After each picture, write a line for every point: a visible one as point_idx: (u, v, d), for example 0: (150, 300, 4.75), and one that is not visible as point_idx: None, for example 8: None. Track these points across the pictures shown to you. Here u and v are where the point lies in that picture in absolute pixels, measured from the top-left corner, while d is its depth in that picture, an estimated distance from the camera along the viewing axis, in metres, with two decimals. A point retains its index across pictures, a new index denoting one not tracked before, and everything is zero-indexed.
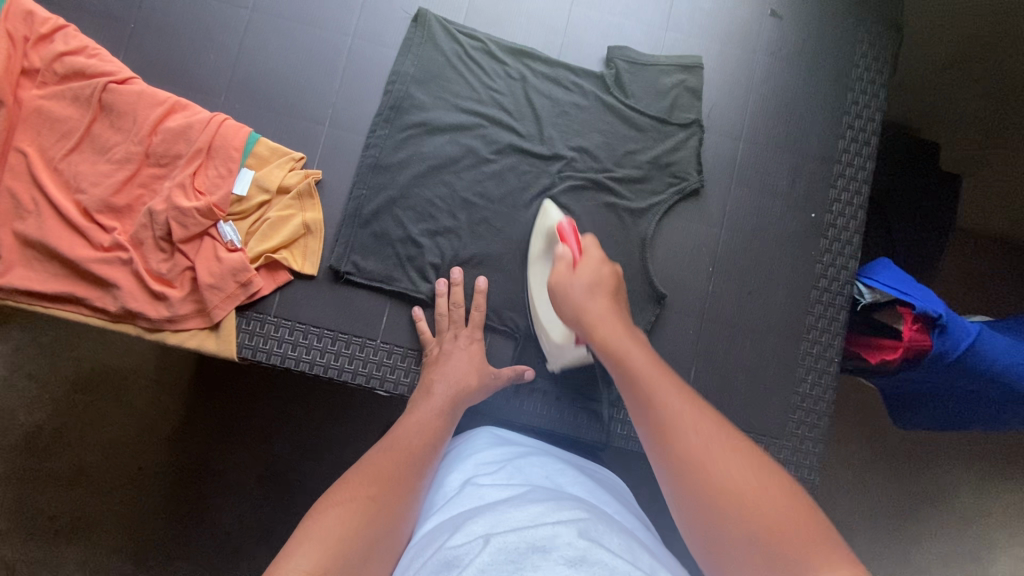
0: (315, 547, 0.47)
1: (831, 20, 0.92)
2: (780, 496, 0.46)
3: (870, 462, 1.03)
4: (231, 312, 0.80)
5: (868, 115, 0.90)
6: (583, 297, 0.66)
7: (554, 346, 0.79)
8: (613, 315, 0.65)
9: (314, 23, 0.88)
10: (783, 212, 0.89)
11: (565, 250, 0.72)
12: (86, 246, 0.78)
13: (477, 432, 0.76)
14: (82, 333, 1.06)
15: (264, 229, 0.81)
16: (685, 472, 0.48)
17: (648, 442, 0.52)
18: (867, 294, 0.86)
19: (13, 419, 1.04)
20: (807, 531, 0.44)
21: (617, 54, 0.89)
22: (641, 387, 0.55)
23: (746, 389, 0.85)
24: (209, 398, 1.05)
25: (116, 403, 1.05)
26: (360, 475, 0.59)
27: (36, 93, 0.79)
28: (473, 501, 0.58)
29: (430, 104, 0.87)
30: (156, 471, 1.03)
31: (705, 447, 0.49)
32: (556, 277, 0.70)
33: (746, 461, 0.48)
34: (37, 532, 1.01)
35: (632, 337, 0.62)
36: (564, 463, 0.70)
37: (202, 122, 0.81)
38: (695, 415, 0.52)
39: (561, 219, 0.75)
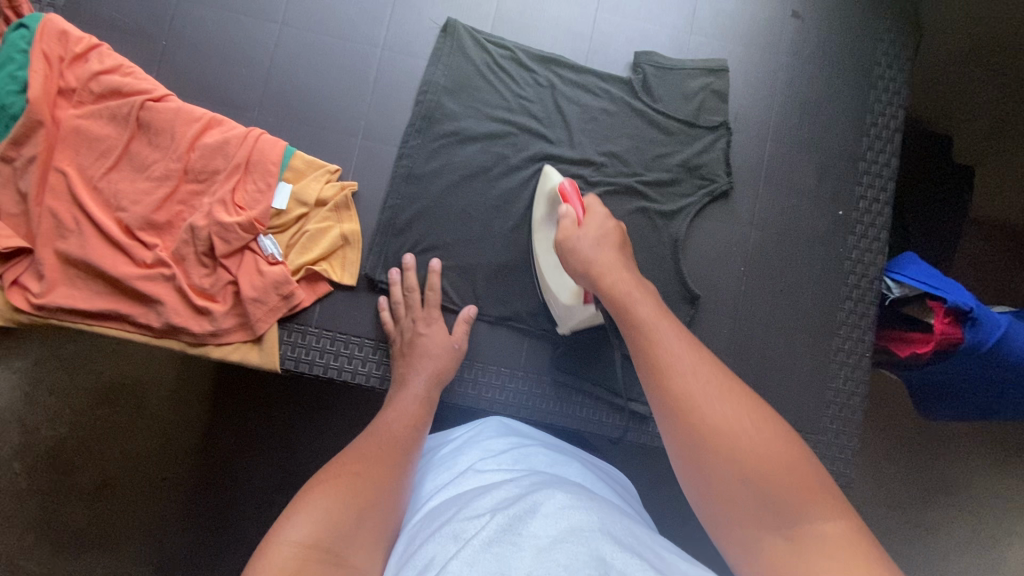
0: (306, 518, 0.50)
1: (852, 19, 0.93)
2: (771, 440, 0.49)
3: (898, 452, 1.04)
4: (273, 325, 0.81)
5: (891, 112, 0.92)
6: (592, 250, 0.70)
7: (564, 307, 0.81)
8: (618, 265, 0.69)
9: (343, 36, 0.88)
10: (811, 210, 0.90)
11: (569, 209, 0.75)
12: (128, 263, 0.79)
13: (487, 419, 0.77)
14: (103, 347, 1.06)
15: (304, 241, 0.82)
16: (685, 412, 0.51)
17: (648, 382, 0.56)
18: (895, 289, 0.88)
19: (36, 433, 1.04)
20: (797, 474, 0.47)
21: (644, 60, 0.90)
22: (645, 334, 0.59)
23: (780, 386, 0.87)
24: (232, 406, 1.06)
25: (141, 415, 1.05)
26: (371, 445, 0.63)
27: (73, 113, 0.80)
28: (477, 482, 0.60)
29: (462, 113, 0.88)
30: (183, 479, 1.05)
31: (705, 389, 0.52)
32: (562, 234, 0.73)
33: (743, 402, 0.51)
34: (64, 545, 1.02)
35: (640, 290, 0.65)
36: (569, 457, 0.71)
37: (239, 137, 0.82)
38: (696, 358, 0.55)
39: (563, 181, 0.78)
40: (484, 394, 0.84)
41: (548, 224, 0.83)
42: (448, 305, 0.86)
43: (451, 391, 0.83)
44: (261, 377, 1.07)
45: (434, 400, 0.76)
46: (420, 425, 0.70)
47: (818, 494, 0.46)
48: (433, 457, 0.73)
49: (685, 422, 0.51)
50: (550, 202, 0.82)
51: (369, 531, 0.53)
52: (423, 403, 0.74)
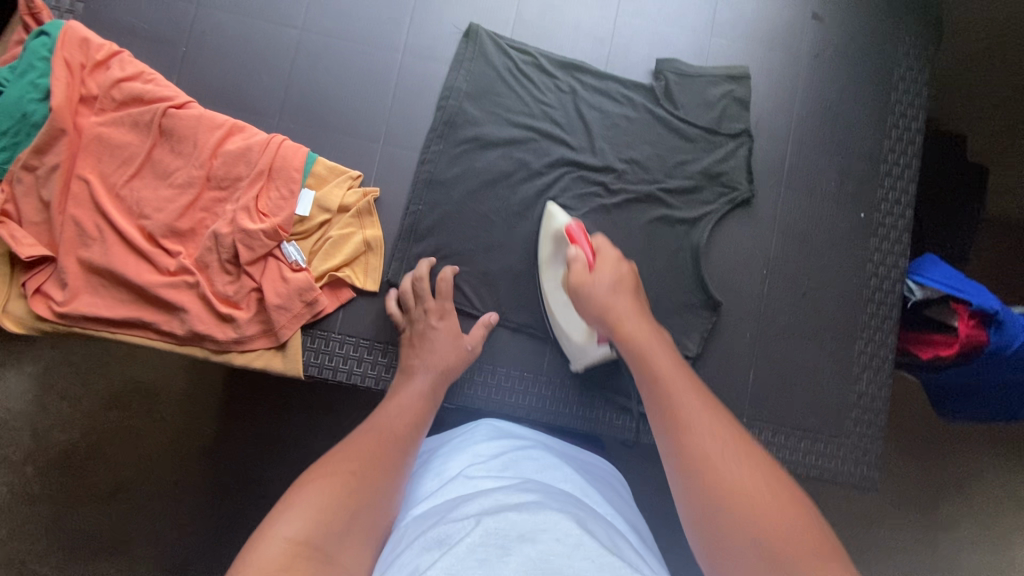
0: (298, 516, 0.49)
1: (873, 21, 0.93)
2: (785, 508, 0.48)
3: (926, 457, 1.01)
4: (297, 332, 0.81)
5: (913, 115, 0.91)
6: (607, 295, 0.69)
7: (577, 345, 0.81)
8: (634, 313, 0.68)
9: (364, 41, 0.88)
10: (833, 214, 0.90)
11: (580, 252, 0.73)
12: (151, 271, 0.79)
13: (479, 423, 0.76)
14: (116, 352, 1.06)
15: (327, 248, 0.82)
16: (698, 464, 0.51)
17: (662, 435, 0.55)
18: (916, 291, 0.88)
19: (48, 439, 1.04)
20: (811, 541, 0.45)
21: (666, 66, 0.89)
22: (661, 384, 0.59)
23: (803, 390, 0.87)
24: (244, 411, 1.05)
25: (153, 421, 1.05)
26: (357, 441, 0.63)
27: (95, 120, 0.80)
28: (466, 489, 0.59)
29: (483, 118, 0.87)
30: (195, 485, 1.04)
31: (720, 448, 0.52)
32: (575, 279, 0.72)
33: (757, 467, 0.51)
34: (75, 552, 1.01)
35: (657, 337, 0.66)
36: (559, 459, 0.69)
37: (262, 144, 0.81)
38: (713, 416, 0.55)
39: (570, 222, 0.77)
40: (508, 399, 0.84)
41: (556, 262, 0.82)
42: (469, 310, 0.85)
43: (475, 396, 0.84)
44: (273, 381, 1.06)
45: (438, 397, 0.74)
46: (420, 422, 0.69)
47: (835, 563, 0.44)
48: (424, 462, 0.71)
49: (697, 475, 0.51)
50: (558, 241, 0.81)
51: (360, 533, 0.52)
52: (426, 398, 0.72)
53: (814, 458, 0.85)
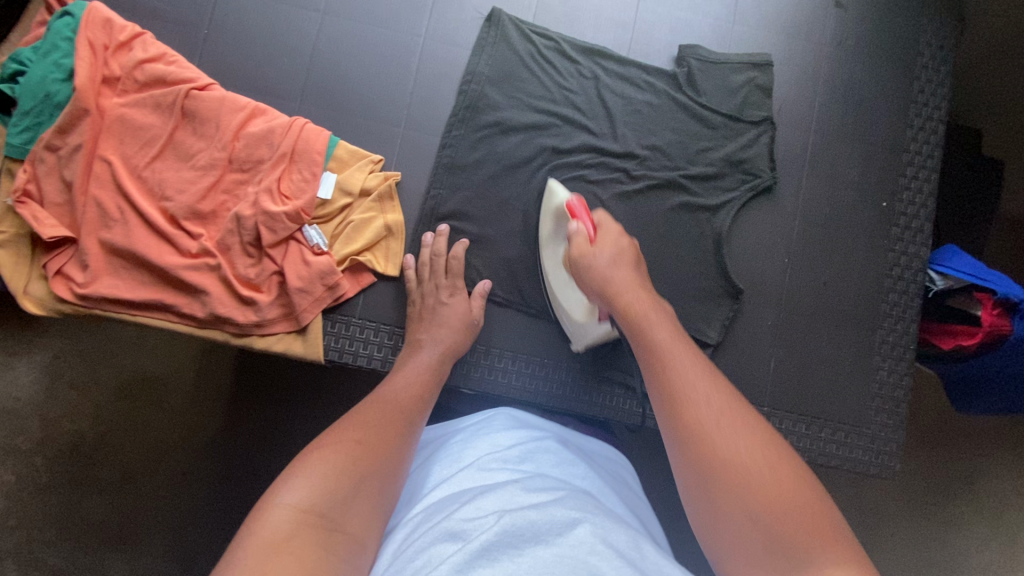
0: (305, 483, 0.50)
1: (896, 9, 0.92)
2: (783, 477, 0.47)
3: (945, 451, 1.00)
4: (318, 315, 0.80)
5: (935, 104, 0.91)
6: (607, 268, 0.69)
7: (578, 325, 0.80)
8: (634, 287, 0.67)
9: (386, 26, 0.88)
10: (854, 202, 0.90)
11: (580, 227, 0.73)
12: (173, 253, 0.79)
13: (496, 411, 0.74)
14: (125, 341, 1.06)
15: (348, 232, 0.82)
16: (698, 441, 0.50)
17: (662, 413, 0.55)
18: (939, 281, 0.88)
19: (58, 428, 1.03)
20: (815, 521, 0.45)
21: (688, 53, 0.89)
22: (662, 361, 0.58)
23: (824, 379, 0.87)
24: (256, 399, 1.04)
25: (163, 410, 1.05)
26: (365, 411, 0.61)
27: (117, 101, 0.79)
28: (481, 482, 0.58)
29: (505, 104, 0.87)
30: (205, 475, 1.03)
31: (719, 423, 0.51)
32: (577, 251, 0.72)
33: (758, 439, 0.50)
34: (83, 541, 1.00)
35: (656, 309, 0.65)
36: (576, 455, 0.68)
37: (284, 127, 0.81)
38: (715, 392, 0.54)
39: (571, 197, 0.76)
40: (528, 386, 0.84)
41: (557, 239, 0.82)
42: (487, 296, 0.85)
43: (497, 382, 0.83)
44: (287, 369, 1.05)
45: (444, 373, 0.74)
46: (424, 398, 0.68)
47: (839, 544, 0.43)
48: (433, 453, 0.69)
49: (696, 453, 0.50)
50: (558, 217, 0.81)
51: (367, 502, 0.52)
52: (432, 371, 0.72)
53: (834, 448, 0.85)
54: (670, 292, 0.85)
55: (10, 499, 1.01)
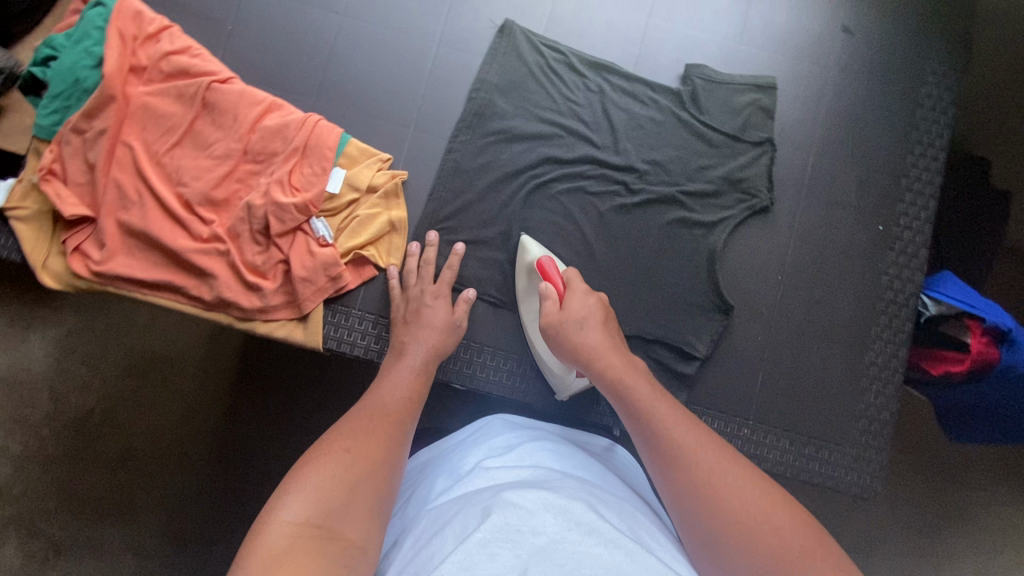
0: (300, 500, 0.49)
1: (903, 37, 0.94)
2: (778, 519, 0.50)
3: (936, 480, 0.99)
4: (319, 305, 0.83)
5: (937, 132, 0.92)
6: (579, 334, 0.71)
7: (558, 377, 0.81)
8: (611, 349, 0.70)
9: (402, 30, 0.91)
10: (850, 225, 0.91)
11: (551, 286, 0.76)
12: (186, 237, 0.82)
13: (491, 417, 0.75)
14: (135, 320, 1.10)
15: (354, 226, 0.85)
16: (699, 494, 0.53)
17: (656, 471, 0.57)
18: (931, 307, 0.89)
19: (67, 401, 1.07)
20: (822, 561, 0.47)
21: (694, 72, 0.91)
22: (650, 420, 0.60)
23: (809, 397, 0.88)
24: (257, 385, 1.07)
25: (167, 389, 1.08)
26: (357, 420, 0.62)
27: (142, 90, 0.83)
28: (485, 482, 0.58)
29: (512, 112, 0.90)
30: (204, 455, 1.06)
31: (711, 476, 0.54)
32: (546, 317, 0.74)
33: (757, 490, 0.53)
34: (85, 513, 1.04)
35: (633, 369, 0.68)
36: (574, 449, 0.69)
37: (298, 122, 0.84)
38: (707, 446, 0.57)
39: (542, 257, 0.80)
40: (516, 385, 0.86)
41: (533, 293, 0.85)
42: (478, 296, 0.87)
43: (486, 380, 0.86)
44: (287, 356, 1.08)
45: (428, 377, 0.75)
46: (416, 399, 0.69)
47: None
48: (437, 461, 0.70)
49: (697, 506, 0.52)
50: (530, 273, 0.84)
51: (364, 506, 0.51)
52: (421, 373, 0.73)
53: (817, 466, 0.86)
54: (661, 303, 0.87)
55: (17, 469, 1.05)
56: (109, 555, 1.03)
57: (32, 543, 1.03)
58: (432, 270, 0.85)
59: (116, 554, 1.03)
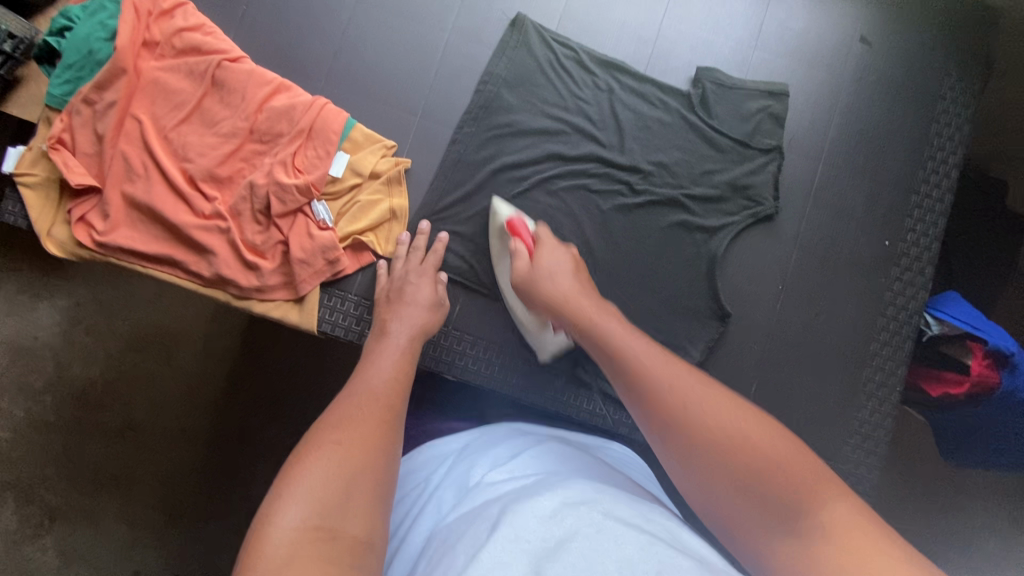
0: (296, 502, 0.48)
1: (921, 50, 0.92)
2: (755, 428, 0.52)
3: (935, 503, 0.96)
4: (316, 287, 0.84)
5: (951, 149, 0.91)
6: (552, 284, 0.75)
7: (534, 335, 0.85)
8: (580, 294, 0.73)
9: (414, 19, 0.92)
10: (857, 238, 0.90)
11: (520, 244, 0.79)
12: (188, 213, 0.83)
13: (491, 429, 0.75)
14: (139, 293, 1.11)
15: (354, 211, 0.85)
16: (678, 420, 0.53)
17: (634, 404, 0.58)
18: (934, 326, 0.87)
19: (68, 369, 1.09)
20: (794, 459, 0.49)
21: (705, 75, 0.90)
22: (620, 355, 0.62)
23: (804, 410, 0.87)
24: (254, 364, 1.08)
25: (166, 363, 1.09)
26: (349, 414, 0.60)
27: (154, 65, 0.84)
28: (493, 493, 0.57)
29: (519, 106, 0.89)
30: (199, 430, 1.07)
31: (686, 395, 0.55)
32: (519, 272, 0.77)
33: (727, 403, 0.54)
34: (80, 481, 1.05)
35: (606, 312, 0.70)
36: (574, 449, 0.69)
37: (305, 105, 0.85)
38: (676, 370, 0.59)
39: (511, 216, 0.82)
40: (505, 378, 0.86)
41: (506, 256, 0.85)
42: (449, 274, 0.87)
43: (476, 372, 0.86)
44: (284, 338, 1.09)
45: (416, 352, 0.75)
46: (404, 381, 0.69)
47: (822, 477, 0.49)
48: (436, 467, 0.69)
49: (672, 428, 0.53)
50: (502, 235, 0.85)
51: (364, 500, 0.51)
52: (410, 350, 0.74)
53: None
54: (658, 306, 0.87)
55: (18, 434, 1.06)
56: (101, 523, 1.04)
57: (27, 508, 1.04)
58: (420, 256, 0.84)
59: (108, 522, 1.04)
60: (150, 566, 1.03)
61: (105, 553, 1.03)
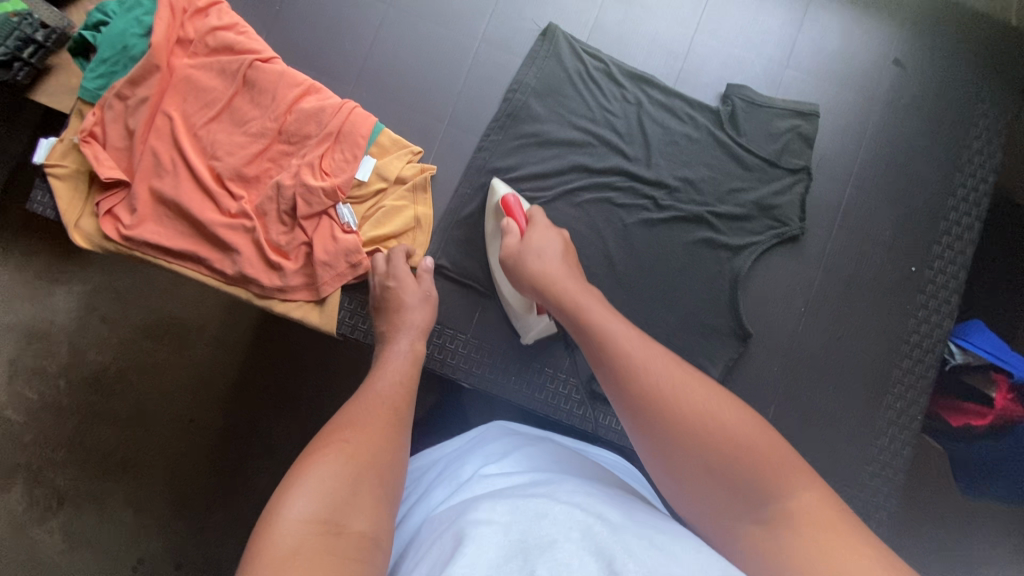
0: (305, 495, 0.48)
1: (956, 75, 0.91)
2: (730, 415, 0.51)
3: (953, 535, 0.94)
4: (337, 290, 0.84)
5: (982, 176, 0.89)
6: (539, 261, 0.73)
7: (521, 318, 0.84)
8: (566, 275, 0.72)
9: (446, 25, 0.92)
10: (882, 263, 0.89)
11: (512, 223, 0.79)
12: (214, 211, 0.83)
13: (488, 427, 0.74)
14: (156, 283, 1.12)
15: (379, 216, 0.85)
16: (655, 408, 0.52)
17: (610, 387, 0.57)
18: (957, 355, 0.87)
19: (83, 354, 1.10)
20: (766, 443, 0.49)
21: (735, 92, 0.90)
22: (600, 337, 0.60)
23: (821, 433, 0.86)
24: (267, 359, 1.09)
25: (180, 353, 1.10)
26: (360, 414, 0.60)
27: (187, 62, 0.85)
28: (485, 486, 0.57)
29: (546, 117, 0.89)
30: (209, 422, 1.08)
31: (659, 380, 0.54)
32: (507, 248, 0.77)
33: (703, 388, 0.54)
34: (91, 466, 1.06)
35: (588, 294, 0.69)
36: (571, 451, 0.68)
37: (334, 108, 0.85)
38: (652, 354, 0.58)
39: (506, 194, 0.82)
40: (521, 389, 0.85)
41: (498, 238, 0.85)
42: (449, 275, 0.87)
43: (492, 381, 0.85)
44: (300, 336, 1.09)
45: (422, 355, 0.74)
46: (412, 387, 0.68)
47: (797, 467, 0.47)
48: (434, 469, 0.68)
49: (649, 416, 0.52)
50: (497, 215, 0.85)
51: (369, 498, 0.51)
52: (412, 357, 0.72)
53: None
54: (678, 324, 0.86)
55: (31, 416, 1.07)
56: (108, 509, 1.05)
57: (36, 490, 1.05)
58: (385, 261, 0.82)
59: (115, 509, 1.05)
60: (152, 553, 1.04)
61: (109, 538, 1.04)
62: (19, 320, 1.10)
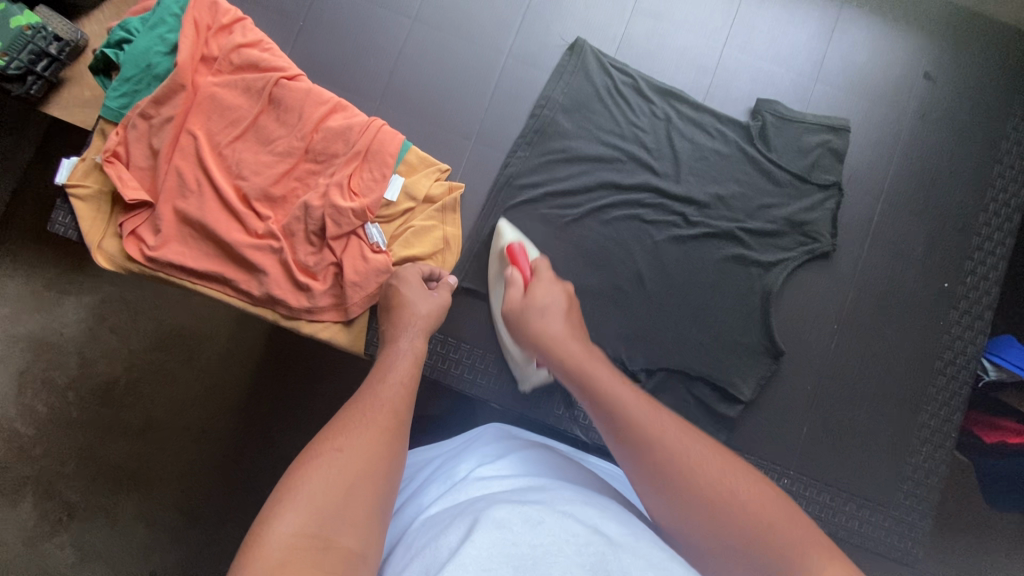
0: (296, 507, 0.44)
1: (987, 89, 0.90)
2: (726, 468, 0.50)
3: (985, 553, 0.93)
4: (366, 311, 0.83)
5: (1013, 191, 0.89)
6: (540, 317, 0.69)
7: (520, 366, 0.82)
8: (571, 337, 0.68)
9: (472, 40, 0.91)
10: (914, 278, 0.88)
11: (516, 273, 0.76)
12: (242, 232, 0.82)
13: (482, 430, 0.71)
14: (168, 295, 1.10)
15: (408, 236, 0.84)
16: (658, 460, 0.51)
17: (609, 439, 0.56)
18: (991, 371, 0.87)
19: (94, 367, 1.08)
20: (764, 501, 0.48)
21: (766, 107, 0.89)
22: (605, 395, 0.58)
23: (853, 450, 0.85)
24: (285, 374, 1.07)
25: (192, 366, 1.08)
26: (358, 413, 0.55)
27: (211, 80, 0.83)
28: (480, 489, 0.53)
29: (575, 133, 0.88)
30: (224, 436, 1.06)
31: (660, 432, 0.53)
32: (511, 303, 0.73)
33: (708, 450, 0.52)
34: (103, 482, 1.05)
35: (585, 348, 0.67)
36: (571, 464, 0.64)
37: (362, 125, 0.84)
38: (656, 412, 0.56)
39: (512, 243, 0.80)
40: (553, 409, 0.85)
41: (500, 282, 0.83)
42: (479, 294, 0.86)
43: (523, 402, 0.84)
44: (320, 353, 1.07)
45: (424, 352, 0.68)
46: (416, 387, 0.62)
47: (798, 520, 0.47)
48: (427, 470, 0.65)
49: (654, 472, 0.51)
50: (501, 260, 0.83)
51: (361, 509, 0.46)
52: (413, 354, 0.66)
53: (856, 523, 0.83)
54: (709, 341, 0.85)
55: (40, 430, 1.06)
56: (121, 524, 1.03)
57: (47, 504, 1.04)
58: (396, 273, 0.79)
59: (128, 525, 1.04)
60: (166, 568, 1.02)
61: (122, 552, 1.03)
62: (28, 333, 1.08)
